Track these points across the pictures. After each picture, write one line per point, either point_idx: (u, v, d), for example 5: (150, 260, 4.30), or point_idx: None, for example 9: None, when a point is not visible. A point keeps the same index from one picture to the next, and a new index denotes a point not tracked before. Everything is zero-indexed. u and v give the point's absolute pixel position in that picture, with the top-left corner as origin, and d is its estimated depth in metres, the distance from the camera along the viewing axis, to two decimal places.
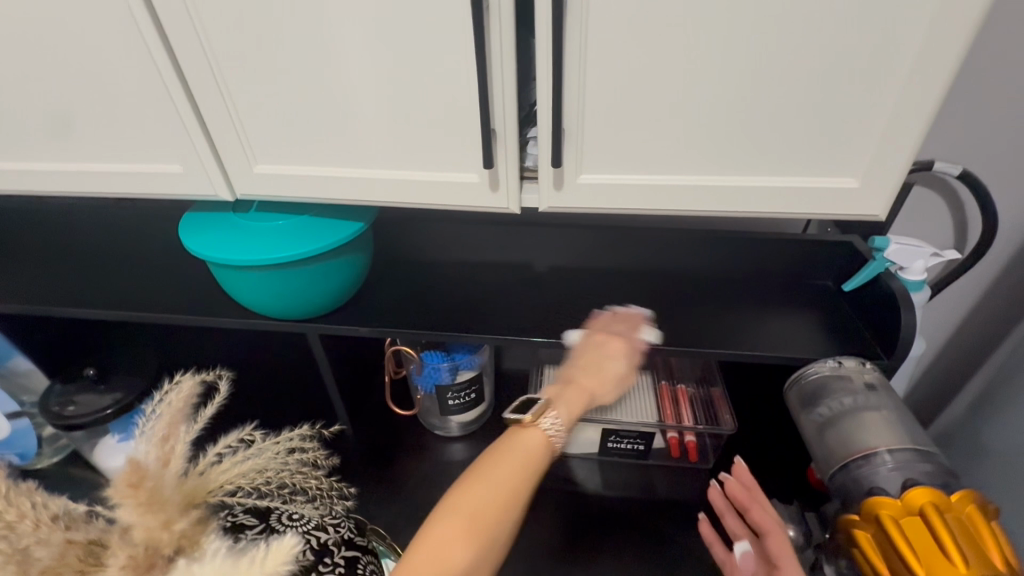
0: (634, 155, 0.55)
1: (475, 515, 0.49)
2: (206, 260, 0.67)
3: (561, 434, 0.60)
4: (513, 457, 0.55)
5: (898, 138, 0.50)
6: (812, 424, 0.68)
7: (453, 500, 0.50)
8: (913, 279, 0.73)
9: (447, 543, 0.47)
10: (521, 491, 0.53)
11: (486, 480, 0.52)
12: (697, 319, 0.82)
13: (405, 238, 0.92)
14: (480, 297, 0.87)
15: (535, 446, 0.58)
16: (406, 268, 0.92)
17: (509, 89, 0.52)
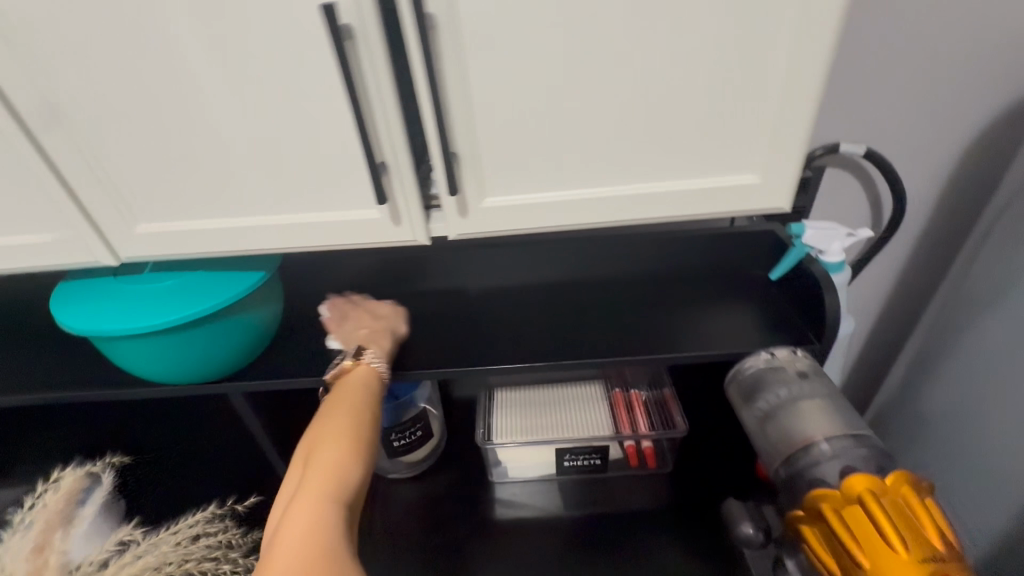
0: (534, 173, 0.53)
1: (343, 436, 0.63)
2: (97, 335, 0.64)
3: (382, 364, 0.73)
4: (342, 396, 0.68)
5: (786, 130, 0.50)
6: (752, 419, 0.67)
7: (320, 433, 0.63)
8: (833, 262, 0.74)
9: (330, 462, 0.60)
10: (357, 416, 0.65)
11: (335, 416, 0.65)
12: (636, 325, 0.81)
13: (330, 278, 0.88)
14: (415, 330, 0.84)
15: (362, 380, 0.71)
16: None
17: (394, 120, 0.49)
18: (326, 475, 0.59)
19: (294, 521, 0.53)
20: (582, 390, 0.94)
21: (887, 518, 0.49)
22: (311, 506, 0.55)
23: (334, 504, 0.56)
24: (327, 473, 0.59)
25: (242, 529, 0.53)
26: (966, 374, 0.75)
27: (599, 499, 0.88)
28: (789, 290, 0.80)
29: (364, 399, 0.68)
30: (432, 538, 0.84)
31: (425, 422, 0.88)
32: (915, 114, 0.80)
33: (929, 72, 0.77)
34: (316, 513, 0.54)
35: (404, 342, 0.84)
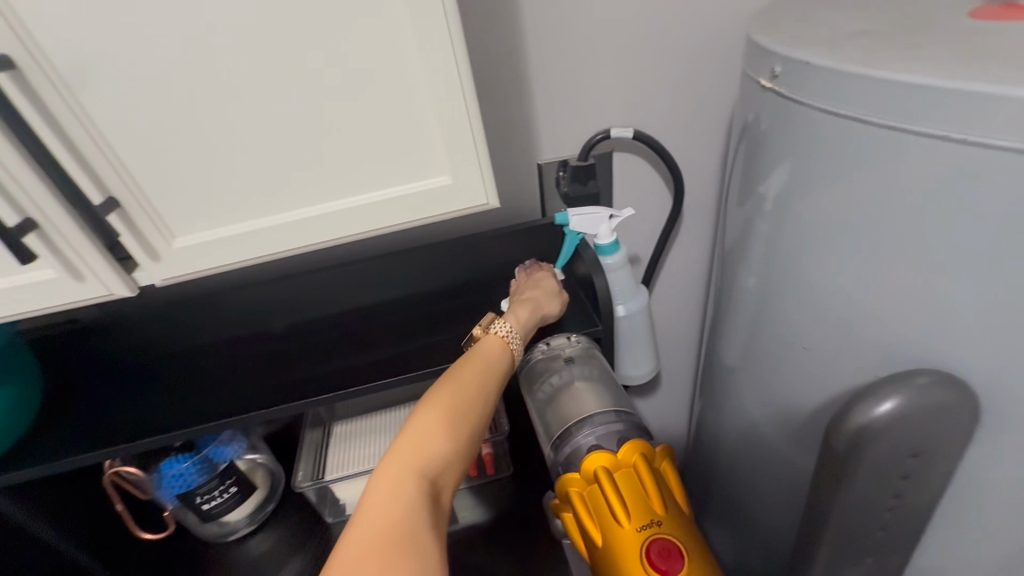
0: (216, 205, 0.51)
1: (452, 408, 0.57)
2: None
3: (512, 334, 0.66)
4: (478, 356, 0.62)
5: (452, 130, 0.50)
6: (536, 410, 0.67)
7: (435, 397, 0.58)
8: (605, 244, 0.76)
9: (427, 435, 0.55)
10: (488, 382, 0.61)
11: (444, 385, 0.59)
12: (436, 335, 0.81)
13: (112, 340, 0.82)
14: (208, 381, 0.80)
15: (491, 350, 0.64)
16: (124, 375, 0.83)
17: (22, 176, 0.43)
18: (421, 449, 0.54)
19: (374, 505, 0.50)
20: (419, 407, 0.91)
21: (615, 492, 0.49)
22: (384, 487, 0.51)
23: (415, 483, 0.52)
24: (409, 451, 0.54)
25: None
26: (730, 338, 0.78)
27: None
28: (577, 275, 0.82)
29: (483, 363, 0.62)
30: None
31: (239, 476, 0.83)
32: (668, 94, 0.85)
33: (667, 54, 0.81)
34: (398, 493, 0.51)
35: (195, 396, 0.78)
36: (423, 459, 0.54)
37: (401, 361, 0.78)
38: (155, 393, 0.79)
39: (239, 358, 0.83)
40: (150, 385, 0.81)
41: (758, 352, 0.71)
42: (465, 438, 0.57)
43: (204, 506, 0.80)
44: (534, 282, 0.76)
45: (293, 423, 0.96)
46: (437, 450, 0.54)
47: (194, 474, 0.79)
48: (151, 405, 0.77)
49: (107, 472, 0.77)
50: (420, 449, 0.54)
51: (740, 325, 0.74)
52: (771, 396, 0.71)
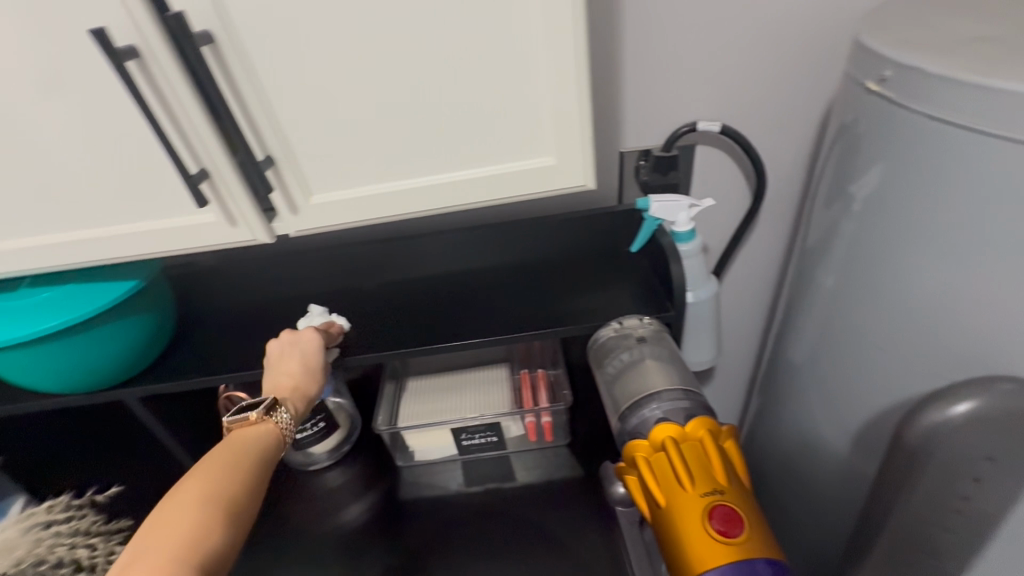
0: (350, 170, 0.58)
1: (218, 495, 0.51)
2: None
3: (291, 428, 0.63)
4: (232, 442, 0.58)
5: (563, 116, 0.54)
6: (604, 384, 0.72)
7: (176, 494, 0.51)
8: (683, 232, 0.80)
9: (191, 528, 0.48)
10: (242, 466, 0.56)
11: (200, 473, 0.53)
12: (513, 306, 0.86)
13: (221, 284, 0.91)
14: None
15: (257, 438, 0.60)
16: (231, 313, 0.92)
17: (202, 132, 0.52)
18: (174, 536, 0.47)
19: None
20: (487, 372, 0.99)
21: (680, 459, 0.54)
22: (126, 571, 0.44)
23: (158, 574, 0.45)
24: (164, 548, 0.46)
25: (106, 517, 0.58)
26: (800, 335, 0.79)
27: (497, 474, 0.93)
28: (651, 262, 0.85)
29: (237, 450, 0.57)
30: (334, 527, 0.89)
31: (327, 414, 0.92)
32: (759, 92, 0.85)
33: (765, 52, 0.82)
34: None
35: None
36: (190, 553, 0.46)
37: (479, 327, 0.84)
38: (259, 328, 0.89)
39: (331, 305, 0.92)
40: (253, 326, 0.90)
41: (830, 351, 0.71)
42: (242, 526, 0.51)
43: (298, 436, 0.90)
44: (291, 351, 0.71)
45: (372, 374, 1.04)
46: (204, 537, 0.48)
47: None
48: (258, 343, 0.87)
49: (222, 396, 0.87)
50: (182, 534, 0.47)
51: (813, 321, 0.74)
52: (836, 395, 0.72)
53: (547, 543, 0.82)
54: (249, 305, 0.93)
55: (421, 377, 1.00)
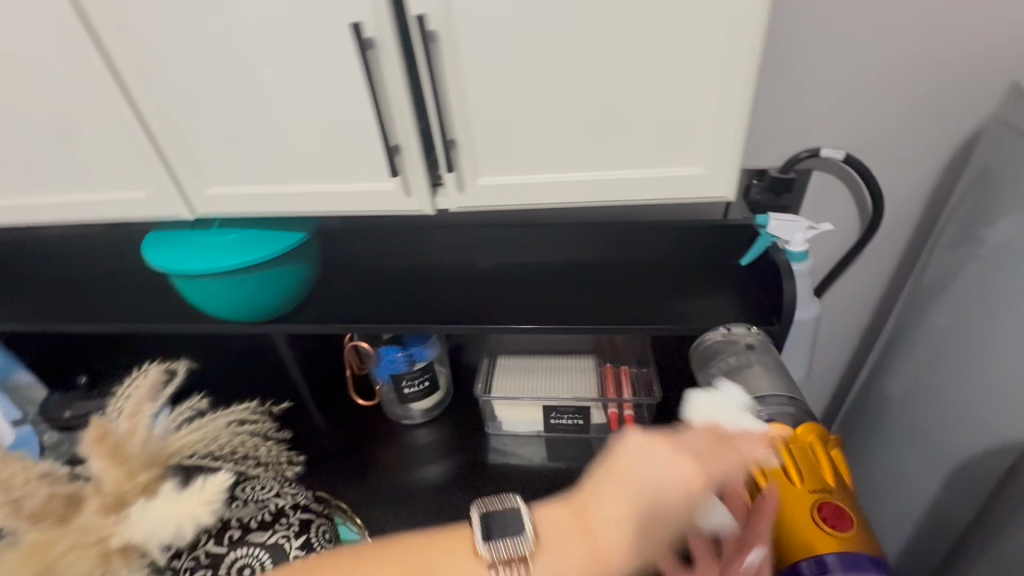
0: (517, 160, 0.65)
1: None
2: (167, 271, 0.81)
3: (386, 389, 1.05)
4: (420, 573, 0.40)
5: (721, 130, 0.60)
6: (707, 383, 0.77)
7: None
8: (796, 252, 0.83)
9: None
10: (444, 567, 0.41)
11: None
12: (618, 300, 0.92)
13: (348, 245, 0.99)
14: (420, 294, 0.96)
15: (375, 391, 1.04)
16: (350, 275, 1.00)
17: (405, 112, 0.62)
18: (694, 442, 0.45)
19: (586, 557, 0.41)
20: (576, 360, 1.06)
21: (790, 458, 0.58)
22: (720, 446, 0.45)
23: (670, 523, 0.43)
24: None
25: (275, 425, 0.67)
26: (904, 369, 0.81)
27: (577, 455, 0.99)
28: (758, 277, 0.88)
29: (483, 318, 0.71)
30: (427, 478, 0.98)
31: (433, 374, 1.02)
32: (891, 124, 0.87)
33: (903, 87, 0.84)
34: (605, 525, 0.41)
35: (414, 301, 0.95)
36: None
37: (584, 315, 0.90)
38: (383, 286, 0.98)
39: (448, 273, 1.00)
40: (372, 287, 0.97)
41: (936, 385, 0.74)
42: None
43: (405, 390, 1.00)
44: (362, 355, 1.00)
45: (467, 346, 1.13)
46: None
47: (404, 364, 0.99)
48: (382, 302, 0.95)
49: (347, 344, 1.00)
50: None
51: (919, 356, 0.78)
52: (939, 426, 0.74)
53: None
54: (368, 266, 1.01)
55: (514, 355, 1.08)
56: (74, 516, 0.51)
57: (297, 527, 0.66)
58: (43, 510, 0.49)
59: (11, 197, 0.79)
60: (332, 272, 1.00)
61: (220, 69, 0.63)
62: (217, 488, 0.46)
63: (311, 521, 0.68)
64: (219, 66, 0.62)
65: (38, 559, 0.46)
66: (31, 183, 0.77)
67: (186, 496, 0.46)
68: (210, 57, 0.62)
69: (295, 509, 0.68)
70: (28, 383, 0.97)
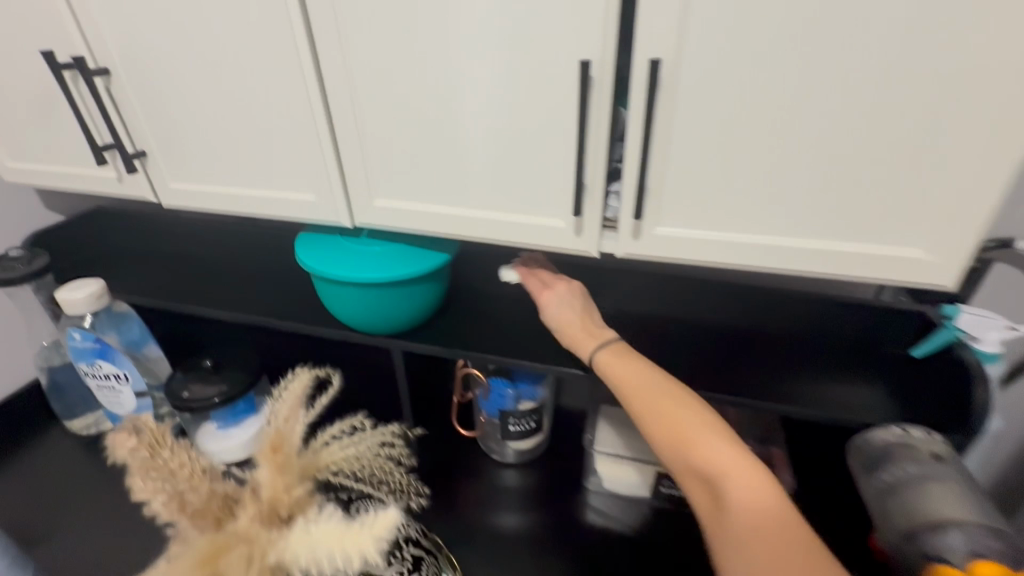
0: (707, 213, 0.61)
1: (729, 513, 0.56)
2: (313, 273, 0.82)
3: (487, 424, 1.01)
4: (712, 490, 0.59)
5: (961, 213, 0.53)
6: (875, 487, 0.67)
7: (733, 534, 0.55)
8: (988, 351, 0.73)
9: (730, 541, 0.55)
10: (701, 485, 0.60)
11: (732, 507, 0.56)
12: (756, 372, 0.83)
13: (473, 269, 1.00)
14: (544, 332, 0.92)
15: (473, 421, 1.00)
16: (474, 300, 0.98)
17: (601, 151, 0.60)
18: (710, 421, 0.64)
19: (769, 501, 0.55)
20: None
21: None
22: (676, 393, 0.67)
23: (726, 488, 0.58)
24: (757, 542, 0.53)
25: (409, 451, 0.64)
26: None
27: (684, 533, 0.90)
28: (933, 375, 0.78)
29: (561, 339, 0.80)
30: (516, 527, 0.92)
31: (539, 416, 0.97)
32: None
33: None
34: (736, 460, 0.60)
35: (536, 337, 0.91)
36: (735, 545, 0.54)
37: (718, 381, 0.82)
38: (505, 317, 0.95)
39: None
40: (494, 316, 0.95)
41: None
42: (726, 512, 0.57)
43: (509, 428, 0.96)
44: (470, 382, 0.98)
45: (571, 391, 1.08)
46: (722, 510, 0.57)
47: (512, 401, 0.94)
48: (503, 333, 0.92)
49: (459, 371, 0.97)
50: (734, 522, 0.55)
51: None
52: None
53: None
54: (491, 294, 0.99)
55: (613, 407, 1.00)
56: (230, 519, 0.50)
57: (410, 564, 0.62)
58: (204, 507, 0.50)
59: (191, 183, 0.84)
60: (454, 294, 0.99)
61: (423, 89, 0.64)
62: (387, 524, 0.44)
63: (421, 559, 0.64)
64: (424, 87, 0.64)
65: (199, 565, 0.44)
66: (216, 172, 0.81)
67: (355, 528, 0.45)
68: (416, 76, 0.63)
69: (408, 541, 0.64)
70: (156, 357, 1.01)
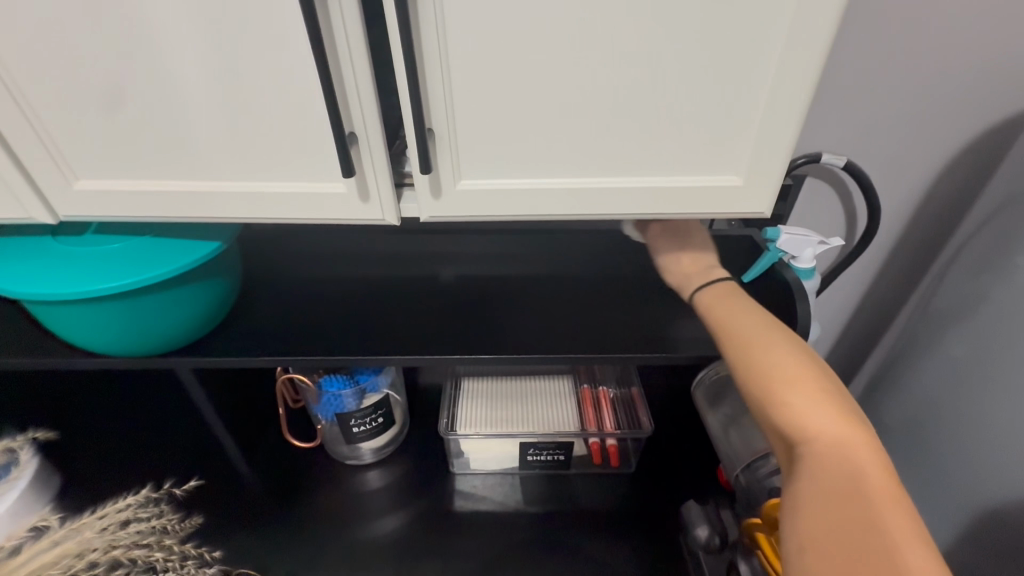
0: (515, 156, 0.50)
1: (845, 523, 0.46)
2: (15, 295, 0.59)
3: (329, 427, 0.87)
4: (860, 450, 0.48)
5: (774, 134, 0.49)
6: (719, 422, 0.71)
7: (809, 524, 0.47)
8: (804, 268, 0.75)
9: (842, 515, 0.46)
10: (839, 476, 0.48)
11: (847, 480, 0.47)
12: (602, 322, 0.78)
13: (282, 253, 0.84)
14: (373, 314, 0.78)
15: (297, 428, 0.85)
16: (283, 290, 0.80)
17: (364, 89, 0.46)
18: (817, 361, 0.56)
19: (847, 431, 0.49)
20: (547, 386, 0.92)
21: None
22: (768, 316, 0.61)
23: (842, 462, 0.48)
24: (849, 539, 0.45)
25: (177, 514, 0.48)
26: (903, 399, 0.81)
27: (558, 495, 0.86)
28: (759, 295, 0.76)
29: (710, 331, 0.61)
30: (377, 540, 0.80)
31: (388, 409, 0.85)
32: (904, 131, 0.79)
33: (923, 88, 0.75)
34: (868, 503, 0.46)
35: (363, 323, 0.77)
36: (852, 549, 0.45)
37: (565, 339, 0.75)
38: (324, 302, 0.79)
39: (404, 286, 0.82)
40: (311, 305, 0.79)
41: (940, 421, 0.74)
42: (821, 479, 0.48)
43: (354, 429, 0.83)
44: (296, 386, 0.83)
45: (427, 370, 0.98)
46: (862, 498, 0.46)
47: (352, 400, 0.81)
48: (322, 323, 0.76)
49: (280, 378, 0.81)
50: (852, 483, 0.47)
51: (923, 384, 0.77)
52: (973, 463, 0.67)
53: None
54: (305, 279, 0.81)
55: (473, 380, 0.93)
56: None
57: None
58: None
59: None
60: (256, 287, 0.80)
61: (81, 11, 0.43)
62: None
63: None
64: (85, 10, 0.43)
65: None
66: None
67: None
68: None
69: None
70: None
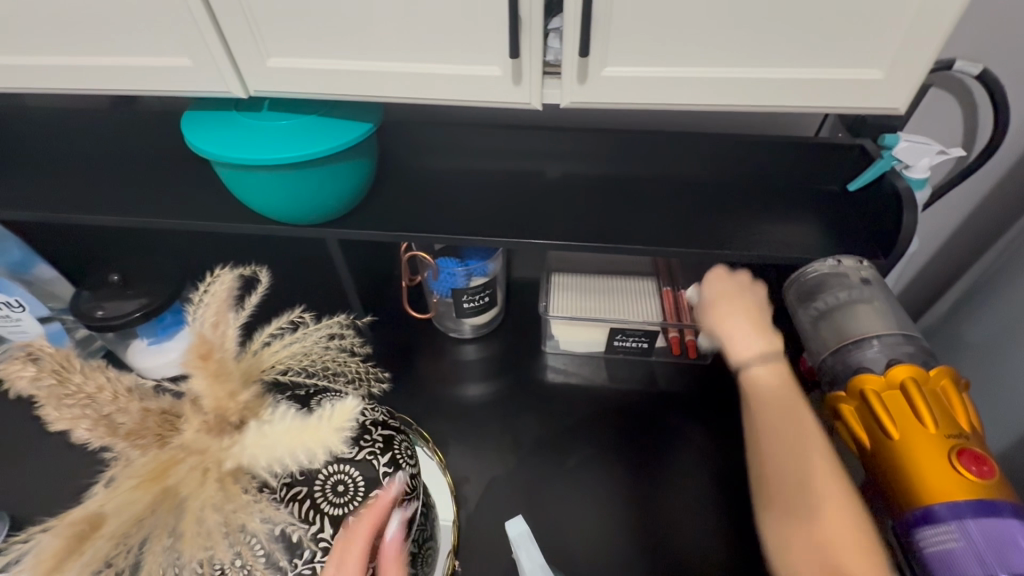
0: (664, 41, 0.53)
1: None
2: (211, 159, 0.69)
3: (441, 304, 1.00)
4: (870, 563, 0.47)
5: (928, 28, 0.49)
6: (808, 316, 0.72)
7: None
8: (917, 178, 0.76)
9: None
10: None
11: None
12: (702, 222, 0.83)
13: (404, 143, 0.91)
14: (489, 202, 0.86)
15: None
16: (409, 177, 0.89)
17: None
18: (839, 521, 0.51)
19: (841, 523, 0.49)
20: (634, 283, 1.00)
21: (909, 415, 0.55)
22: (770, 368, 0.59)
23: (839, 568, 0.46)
24: None
25: (361, 339, 0.60)
26: (989, 317, 0.84)
27: (638, 376, 0.96)
28: (880, 201, 0.78)
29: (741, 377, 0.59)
30: (480, 397, 0.94)
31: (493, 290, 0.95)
32: None
33: None
34: None
35: (480, 208, 0.85)
36: None
37: (667, 233, 0.81)
38: (444, 188, 0.88)
39: (516, 180, 0.89)
40: (432, 191, 0.88)
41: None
42: None
43: (464, 305, 0.95)
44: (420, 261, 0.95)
45: (522, 261, 1.07)
46: None
47: (464, 279, 0.92)
48: (445, 207, 0.85)
49: (404, 255, 0.93)
50: None
51: (1014, 301, 0.78)
52: None
53: (686, 449, 0.87)
54: (427, 168, 0.90)
55: (566, 273, 1.02)
56: (174, 435, 0.45)
57: (381, 444, 0.62)
58: (139, 426, 0.44)
59: (23, 55, 0.65)
60: (385, 172, 0.89)
61: None
62: (348, 414, 0.41)
63: (394, 438, 0.64)
64: None
65: (149, 487, 0.39)
66: (41, 34, 0.62)
67: (313, 422, 0.41)
68: None
69: (378, 425, 0.64)
70: (51, 278, 0.88)
